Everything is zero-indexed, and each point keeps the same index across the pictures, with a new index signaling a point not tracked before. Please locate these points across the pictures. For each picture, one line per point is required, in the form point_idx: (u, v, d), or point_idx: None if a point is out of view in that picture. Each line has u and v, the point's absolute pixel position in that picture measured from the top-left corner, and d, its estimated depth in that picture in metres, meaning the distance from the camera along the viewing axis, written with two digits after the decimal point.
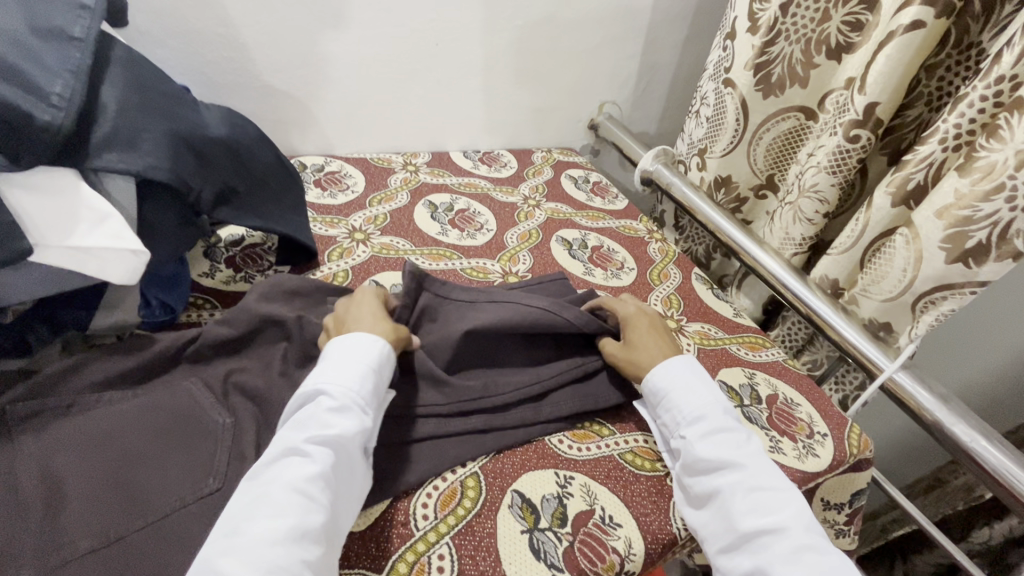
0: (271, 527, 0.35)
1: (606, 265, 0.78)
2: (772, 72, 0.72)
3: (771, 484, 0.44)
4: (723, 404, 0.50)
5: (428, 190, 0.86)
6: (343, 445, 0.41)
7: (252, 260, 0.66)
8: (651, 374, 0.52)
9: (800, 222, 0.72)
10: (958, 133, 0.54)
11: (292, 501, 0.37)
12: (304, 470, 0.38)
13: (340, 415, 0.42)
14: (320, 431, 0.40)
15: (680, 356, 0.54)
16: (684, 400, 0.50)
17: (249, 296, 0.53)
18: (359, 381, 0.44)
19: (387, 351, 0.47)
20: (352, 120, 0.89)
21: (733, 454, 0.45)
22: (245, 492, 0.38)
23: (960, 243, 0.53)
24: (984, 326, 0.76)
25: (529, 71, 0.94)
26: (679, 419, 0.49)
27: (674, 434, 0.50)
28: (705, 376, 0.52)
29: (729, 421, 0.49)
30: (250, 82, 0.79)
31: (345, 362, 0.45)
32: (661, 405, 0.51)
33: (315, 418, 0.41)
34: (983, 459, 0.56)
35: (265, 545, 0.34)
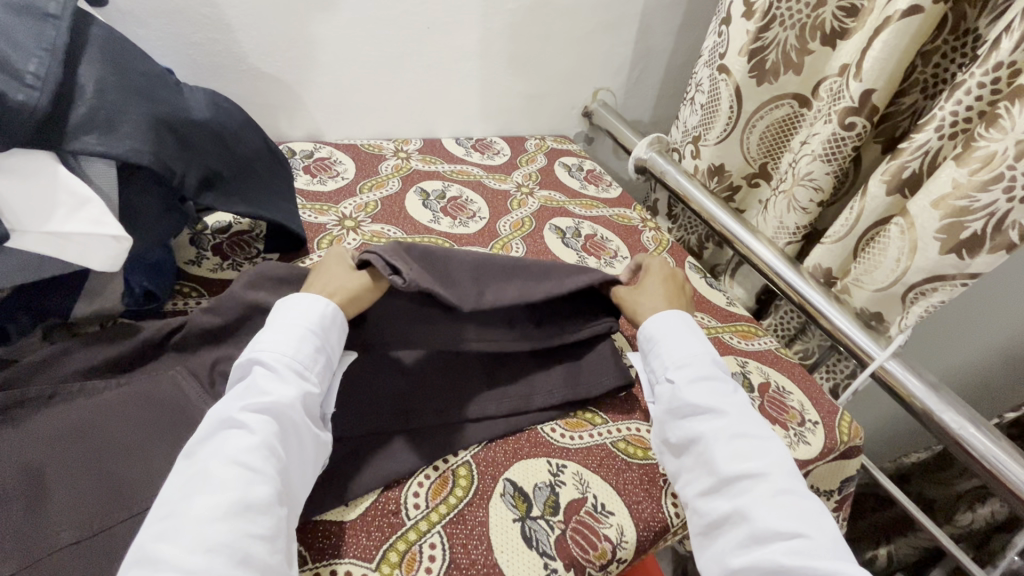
0: (210, 500, 0.34)
1: (600, 254, 0.78)
2: (766, 58, 0.71)
3: (755, 433, 0.44)
4: (712, 355, 0.50)
5: (419, 177, 0.84)
6: (284, 414, 0.40)
7: (241, 247, 0.64)
8: (647, 323, 0.53)
9: (794, 210, 0.72)
10: (955, 120, 0.53)
11: (233, 475, 0.36)
12: (244, 441, 0.37)
13: (276, 384, 0.41)
14: (257, 401, 0.39)
15: (673, 310, 0.54)
16: (674, 349, 0.50)
17: (236, 283, 0.53)
18: (296, 346, 0.43)
19: (331, 313, 0.46)
20: (342, 105, 0.87)
21: (718, 400, 0.45)
22: (177, 470, 0.37)
23: (956, 233, 0.53)
24: (972, 315, 0.77)
25: (522, 56, 0.93)
26: (668, 365, 0.49)
27: (662, 381, 0.49)
28: (695, 329, 0.52)
29: (718, 371, 0.49)
30: (237, 66, 0.77)
31: (279, 331, 0.44)
32: (651, 353, 0.51)
33: (252, 386, 0.40)
34: (970, 446, 0.56)
35: (205, 522, 0.33)
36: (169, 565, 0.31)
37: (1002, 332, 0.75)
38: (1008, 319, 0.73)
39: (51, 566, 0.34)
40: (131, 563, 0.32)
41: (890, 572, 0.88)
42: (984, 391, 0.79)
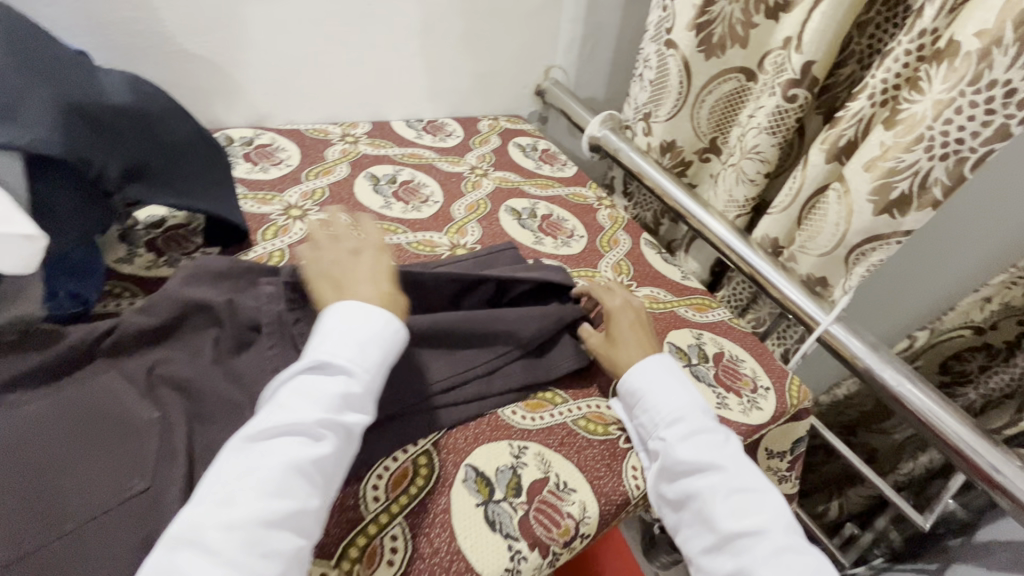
0: (276, 504, 0.36)
1: (556, 234, 0.78)
2: (714, 32, 0.72)
3: (749, 486, 0.45)
4: (701, 404, 0.50)
5: (368, 162, 0.81)
6: (350, 430, 0.41)
7: (176, 242, 0.60)
8: (629, 374, 0.52)
9: (742, 183, 0.73)
10: (884, 88, 0.55)
11: (293, 485, 0.37)
12: (313, 451, 0.38)
13: (349, 395, 0.42)
14: (332, 414, 0.40)
15: (659, 356, 0.53)
16: (663, 402, 0.49)
17: (172, 281, 0.50)
18: (373, 361, 0.44)
19: (394, 336, 0.46)
20: (282, 87, 0.83)
21: (713, 456, 0.46)
22: (234, 460, 0.38)
23: (886, 195, 0.55)
24: (910, 269, 0.80)
25: (470, 33, 0.90)
26: (657, 420, 0.49)
27: (652, 436, 0.49)
28: (682, 375, 0.52)
29: (706, 421, 0.49)
30: (161, 47, 0.71)
31: (351, 338, 0.44)
32: (638, 406, 0.51)
33: (326, 394, 0.41)
34: (908, 401, 0.60)
35: (273, 523, 0.35)
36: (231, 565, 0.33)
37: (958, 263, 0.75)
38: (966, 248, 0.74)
39: None
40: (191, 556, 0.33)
41: (841, 522, 0.95)
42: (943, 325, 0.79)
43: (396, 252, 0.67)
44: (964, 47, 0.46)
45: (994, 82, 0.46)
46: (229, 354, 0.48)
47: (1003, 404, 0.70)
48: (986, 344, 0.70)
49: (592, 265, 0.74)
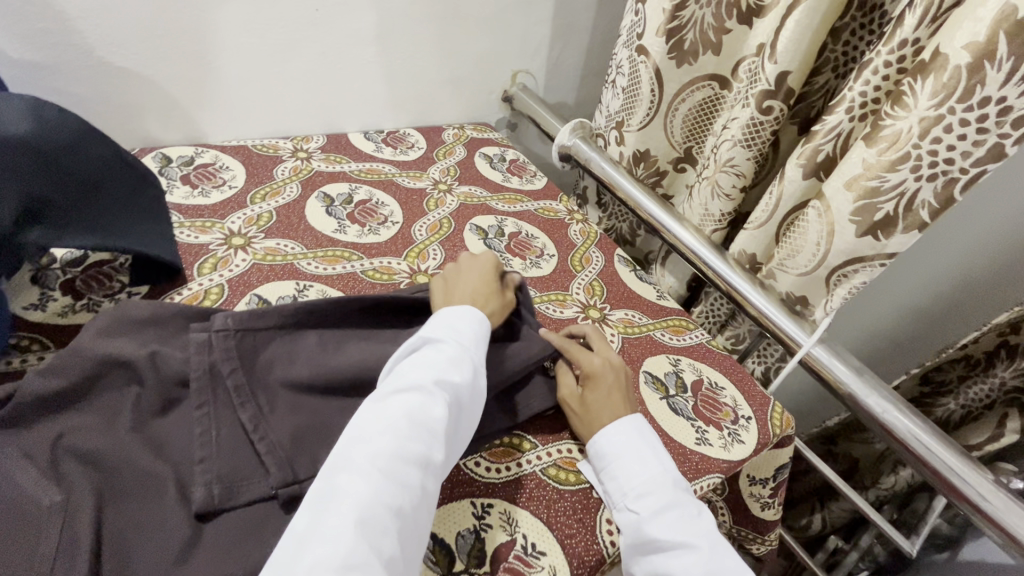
0: (400, 447, 0.38)
1: (525, 254, 0.73)
2: (684, 38, 0.68)
3: (726, 570, 0.41)
4: (674, 472, 0.46)
5: (321, 180, 0.76)
6: (460, 391, 0.43)
7: (98, 281, 0.54)
8: (599, 437, 0.48)
9: (718, 197, 0.70)
10: (864, 101, 0.52)
11: (421, 431, 0.39)
12: (431, 403, 0.41)
13: (454, 362, 0.45)
14: (443, 373, 0.43)
15: (633, 417, 0.49)
16: (632, 470, 0.45)
17: (83, 336, 0.44)
18: (472, 340, 0.48)
19: (480, 321, 0.50)
20: (225, 101, 0.76)
21: (686, 534, 0.42)
22: (370, 410, 0.41)
23: (870, 215, 0.52)
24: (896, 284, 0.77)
25: (429, 39, 0.85)
26: (626, 490, 0.45)
27: (621, 507, 0.45)
28: (654, 438, 0.48)
29: (679, 492, 0.45)
30: (81, 61, 0.64)
31: (455, 323, 0.48)
32: (606, 472, 0.47)
33: (435, 359, 0.44)
34: (893, 426, 0.57)
35: (397, 464, 0.37)
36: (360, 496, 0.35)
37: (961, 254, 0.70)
38: (972, 240, 0.68)
39: None
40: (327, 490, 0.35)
41: (824, 535, 0.92)
42: (933, 317, 0.76)
43: (350, 283, 0.62)
44: (952, 61, 0.43)
45: (987, 99, 0.43)
46: (151, 417, 0.43)
47: (981, 414, 0.66)
48: (966, 355, 0.67)
49: (564, 287, 0.70)
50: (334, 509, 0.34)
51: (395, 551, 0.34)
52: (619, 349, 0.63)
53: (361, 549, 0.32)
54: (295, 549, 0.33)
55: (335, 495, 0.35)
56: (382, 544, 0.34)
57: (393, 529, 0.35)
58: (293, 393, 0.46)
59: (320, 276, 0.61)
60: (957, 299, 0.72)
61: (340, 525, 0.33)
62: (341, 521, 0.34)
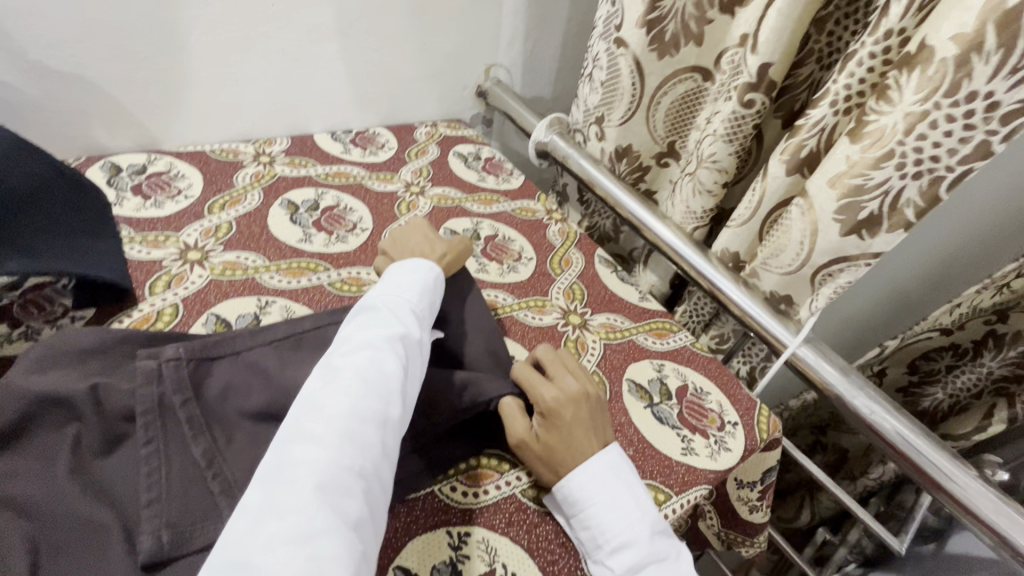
0: (354, 404, 0.36)
1: (502, 258, 0.70)
2: (665, 29, 0.65)
3: None
4: (652, 515, 0.43)
5: (286, 185, 0.72)
6: (408, 346, 0.42)
7: (36, 305, 0.48)
8: (565, 482, 0.44)
9: (700, 194, 0.68)
10: (849, 94, 0.50)
11: (375, 385, 0.38)
12: (379, 360, 0.39)
13: (399, 317, 0.44)
14: (388, 332, 0.42)
15: (603, 454, 0.45)
16: (608, 522, 0.42)
17: (15, 370, 0.41)
18: (419, 297, 0.48)
19: (433, 280, 0.51)
20: (179, 104, 0.72)
21: None
22: (320, 377, 0.39)
23: (854, 214, 0.50)
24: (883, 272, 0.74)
25: (397, 33, 0.81)
26: (601, 541, 0.42)
27: (596, 559, 0.43)
28: (628, 475, 0.44)
29: (659, 541, 0.42)
30: (15, 65, 0.60)
31: (399, 284, 0.48)
32: (578, 519, 0.43)
33: (379, 320, 0.43)
34: (881, 430, 0.56)
35: (354, 424, 0.35)
36: (313, 464, 0.33)
37: (940, 242, 0.69)
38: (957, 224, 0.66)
39: None
40: (279, 472, 0.33)
41: (813, 527, 0.93)
42: (906, 301, 0.76)
43: (316, 297, 0.58)
44: (939, 53, 0.41)
45: (974, 94, 0.41)
46: (93, 457, 0.39)
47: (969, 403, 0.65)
48: (953, 343, 0.64)
49: (543, 292, 0.67)
50: (289, 480, 0.32)
51: (361, 515, 0.33)
52: (599, 356, 0.60)
53: (324, 517, 0.31)
54: (253, 524, 0.30)
55: (288, 465, 0.33)
56: (345, 508, 0.32)
57: (356, 491, 0.33)
58: (252, 422, 0.43)
59: (283, 290, 0.58)
60: (931, 284, 0.72)
61: (296, 496, 0.31)
62: (297, 492, 0.31)
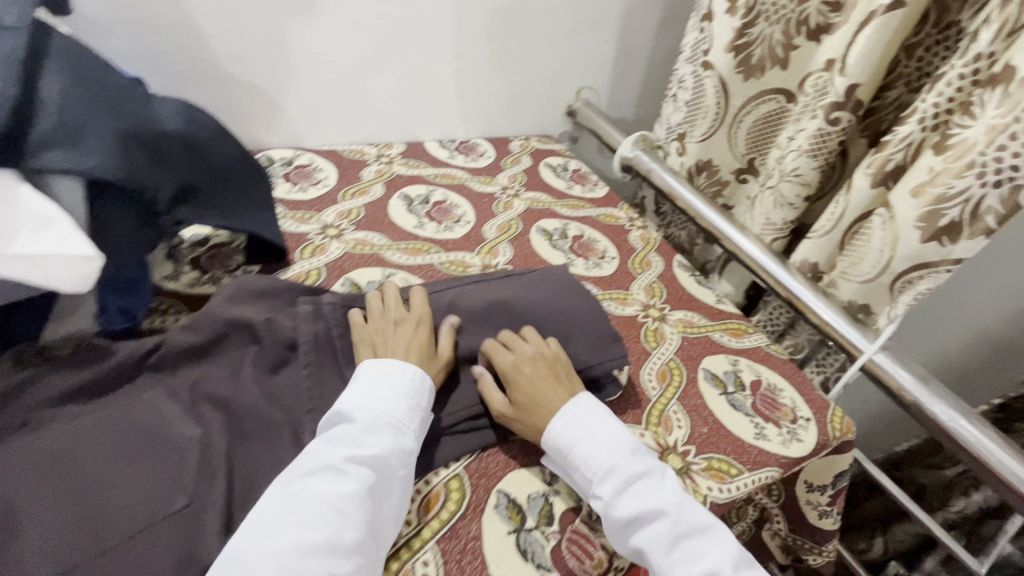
0: (305, 536, 0.38)
1: (588, 255, 0.77)
2: (753, 53, 0.71)
3: (695, 525, 0.44)
4: (628, 442, 0.48)
5: (403, 182, 0.83)
6: (378, 465, 0.42)
7: (219, 259, 0.62)
8: (551, 429, 0.48)
9: (780, 207, 0.72)
10: (936, 112, 0.53)
11: (328, 514, 0.39)
12: (340, 487, 0.40)
13: (372, 437, 0.43)
14: (356, 453, 0.42)
15: (577, 400, 0.50)
16: (592, 453, 0.47)
17: (215, 298, 0.51)
18: (405, 410, 0.46)
19: (419, 377, 0.48)
20: (323, 110, 0.85)
21: (653, 502, 0.44)
22: (280, 497, 0.40)
23: (935, 221, 0.53)
24: (950, 302, 0.81)
25: (503, 56, 0.92)
26: (589, 473, 0.46)
27: (588, 492, 0.47)
28: (602, 415, 0.50)
29: (640, 464, 0.47)
30: (211, 74, 0.75)
31: (383, 389, 0.46)
32: (567, 461, 0.48)
33: (347, 438, 0.43)
34: (961, 437, 0.57)
35: (300, 558, 0.37)
36: None
37: (985, 279, 0.76)
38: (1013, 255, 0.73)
39: None
40: None
41: (885, 559, 0.89)
42: (972, 371, 0.82)
43: (429, 273, 0.68)
44: (1021, 72, 0.46)
45: None
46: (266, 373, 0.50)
47: None
48: None
49: (624, 287, 0.73)
50: None
51: None
52: (677, 347, 0.65)
53: None
54: None
55: None
56: None
57: None
58: None
59: (404, 265, 0.68)
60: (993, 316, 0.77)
61: None
62: None
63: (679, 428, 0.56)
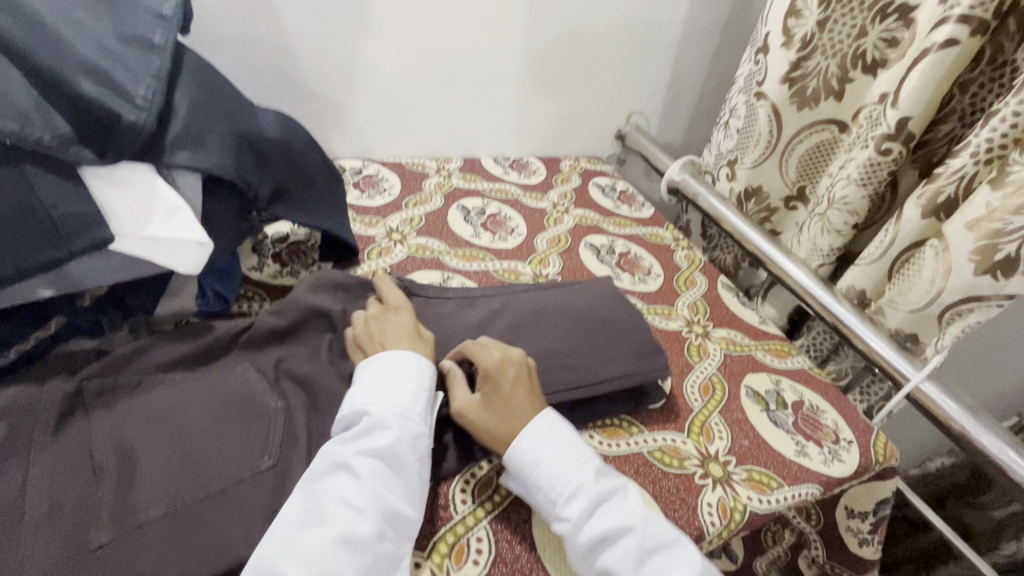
0: (321, 533, 0.39)
1: (634, 270, 0.80)
2: (807, 85, 0.74)
3: (663, 541, 0.44)
4: (590, 459, 0.48)
5: (460, 194, 0.89)
6: (389, 459, 0.43)
7: (297, 255, 0.69)
8: (515, 450, 0.47)
9: (828, 233, 0.73)
10: (990, 147, 0.55)
11: (341, 511, 0.40)
12: (352, 483, 0.42)
13: (381, 432, 0.44)
14: (365, 449, 0.43)
15: (539, 418, 0.49)
16: (556, 472, 0.46)
17: (299, 288, 0.57)
18: (412, 404, 0.46)
19: (423, 370, 0.49)
20: (391, 125, 0.92)
21: (620, 521, 0.44)
22: (297, 499, 0.41)
23: (990, 256, 0.55)
24: (996, 343, 0.81)
25: (561, 81, 0.97)
26: (554, 492, 0.46)
27: (554, 511, 0.46)
28: (564, 431, 0.49)
29: (604, 481, 0.47)
30: (298, 89, 0.83)
31: (395, 385, 0.47)
32: (531, 480, 0.47)
33: (359, 437, 0.44)
34: (1012, 471, 0.56)
35: (317, 551, 0.38)
36: None
37: None
38: None
39: (142, 537, 0.39)
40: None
41: None
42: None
43: (484, 278, 0.72)
44: None
45: None
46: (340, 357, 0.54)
47: None
48: None
49: (669, 303, 0.76)
50: None
51: None
52: (719, 362, 0.67)
53: None
54: None
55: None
56: None
57: None
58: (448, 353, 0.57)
59: (460, 269, 0.73)
60: None
61: None
62: None
63: (721, 439, 0.58)
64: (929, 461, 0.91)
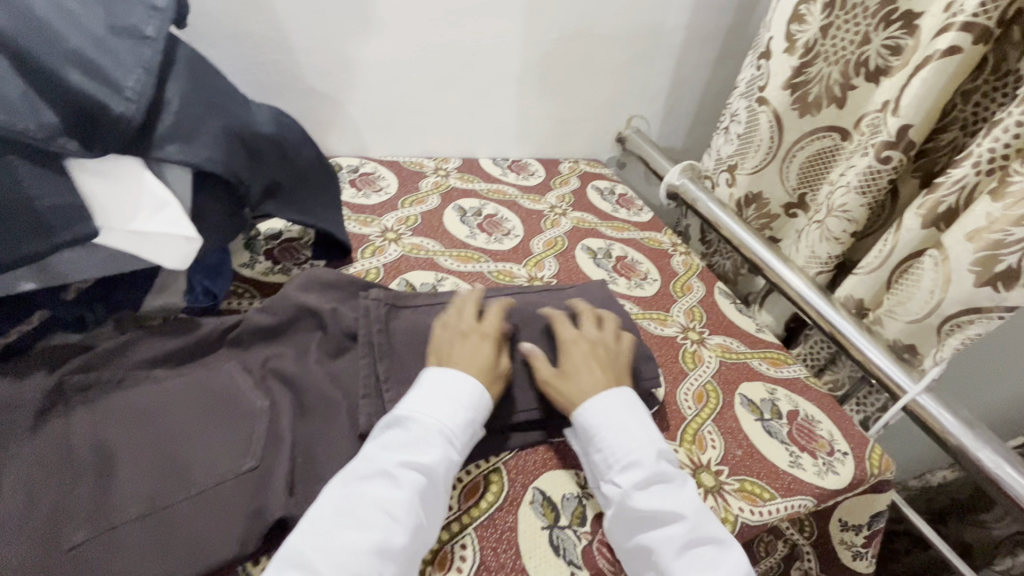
0: (357, 537, 0.39)
1: (630, 275, 0.80)
2: (810, 92, 0.73)
3: (710, 535, 0.44)
4: (656, 442, 0.48)
5: (457, 194, 0.88)
6: (430, 474, 0.43)
7: (290, 252, 0.68)
8: (585, 412, 0.49)
9: (826, 241, 0.73)
10: (992, 157, 0.54)
11: (377, 517, 0.40)
12: (392, 491, 0.41)
13: (428, 445, 0.44)
14: (409, 459, 0.43)
15: (615, 391, 0.51)
16: (620, 442, 0.48)
17: (288, 286, 0.56)
18: (461, 425, 0.46)
19: (479, 391, 0.48)
20: (389, 123, 0.92)
21: (671, 505, 0.44)
22: (337, 492, 0.41)
23: (990, 266, 0.54)
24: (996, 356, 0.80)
25: (561, 83, 0.97)
26: (612, 460, 0.47)
27: (607, 479, 0.48)
28: (636, 409, 0.50)
29: (664, 467, 0.47)
30: (295, 85, 0.82)
31: (447, 401, 0.47)
32: (593, 444, 0.49)
33: (406, 444, 0.44)
34: (1008, 485, 0.55)
35: (351, 553, 0.38)
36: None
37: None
38: None
39: (120, 537, 0.38)
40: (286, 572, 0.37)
41: None
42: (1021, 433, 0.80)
43: (478, 279, 0.72)
44: None
45: None
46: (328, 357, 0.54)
47: None
48: None
49: (665, 308, 0.75)
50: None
51: None
52: (714, 370, 0.66)
53: None
54: None
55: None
56: None
57: None
58: None
59: (454, 270, 0.72)
60: None
61: None
62: None
63: (713, 448, 0.57)
64: (931, 474, 0.90)
